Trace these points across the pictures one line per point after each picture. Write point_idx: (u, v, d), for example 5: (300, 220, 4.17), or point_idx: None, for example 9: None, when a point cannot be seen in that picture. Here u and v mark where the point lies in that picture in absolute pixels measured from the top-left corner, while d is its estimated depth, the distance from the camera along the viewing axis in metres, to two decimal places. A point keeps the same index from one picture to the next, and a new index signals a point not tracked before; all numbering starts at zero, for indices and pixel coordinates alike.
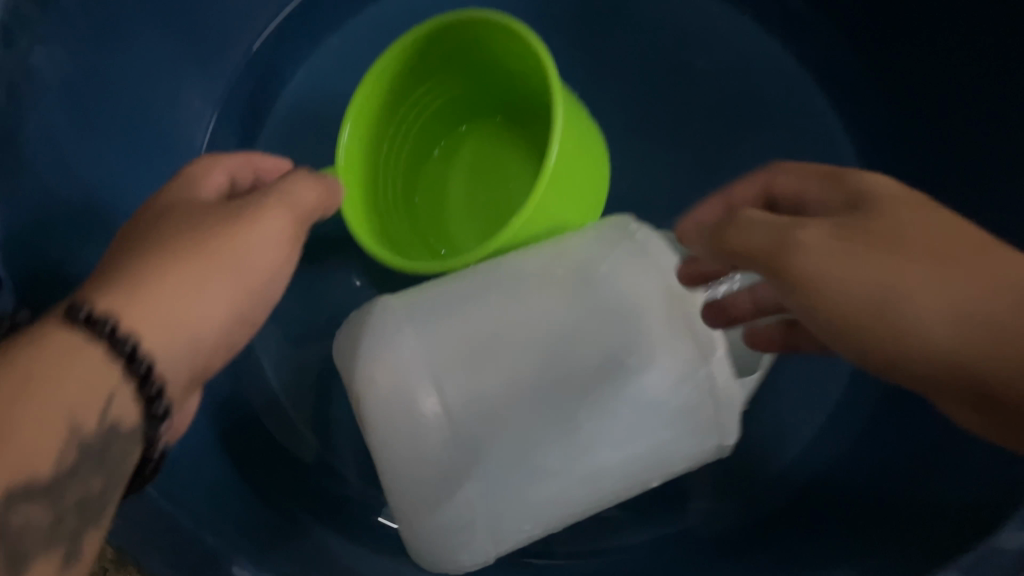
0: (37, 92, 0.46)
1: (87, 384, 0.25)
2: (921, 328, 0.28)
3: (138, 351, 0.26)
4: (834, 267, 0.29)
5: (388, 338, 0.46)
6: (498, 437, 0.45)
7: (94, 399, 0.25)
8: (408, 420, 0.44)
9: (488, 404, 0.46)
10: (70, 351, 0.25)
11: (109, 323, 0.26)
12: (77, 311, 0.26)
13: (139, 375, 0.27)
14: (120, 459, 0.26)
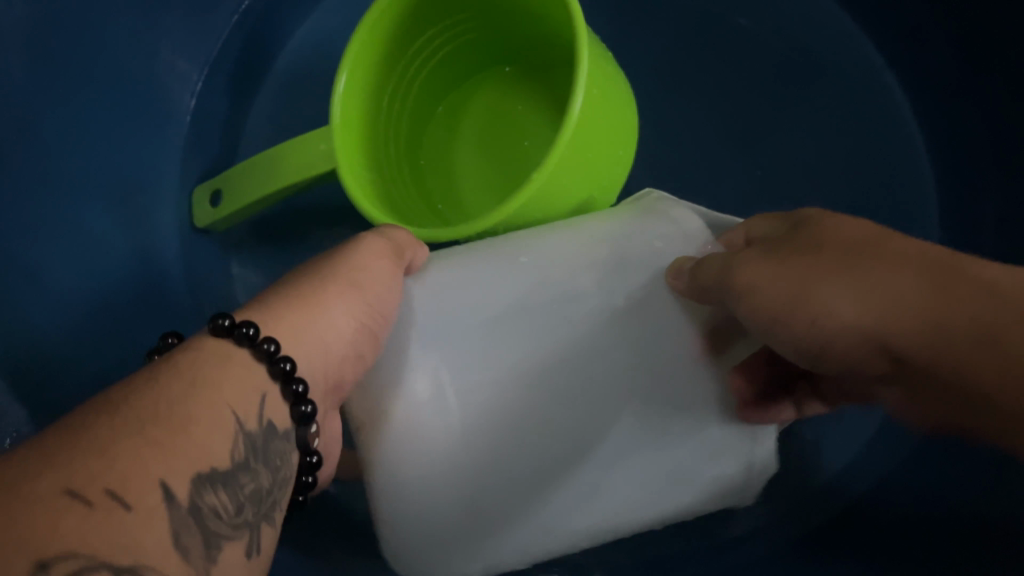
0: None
1: (241, 389, 0.19)
2: (832, 320, 0.23)
3: (287, 362, 0.20)
4: (765, 261, 0.25)
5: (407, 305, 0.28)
6: (485, 453, 0.27)
7: (248, 407, 0.19)
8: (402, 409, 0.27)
9: (478, 387, 0.28)
10: (220, 362, 0.19)
11: (260, 329, 0.20)
12: (221, 324, 0.20)
13: (290, 394, 0.20)
14: (274, 488, 0.19)
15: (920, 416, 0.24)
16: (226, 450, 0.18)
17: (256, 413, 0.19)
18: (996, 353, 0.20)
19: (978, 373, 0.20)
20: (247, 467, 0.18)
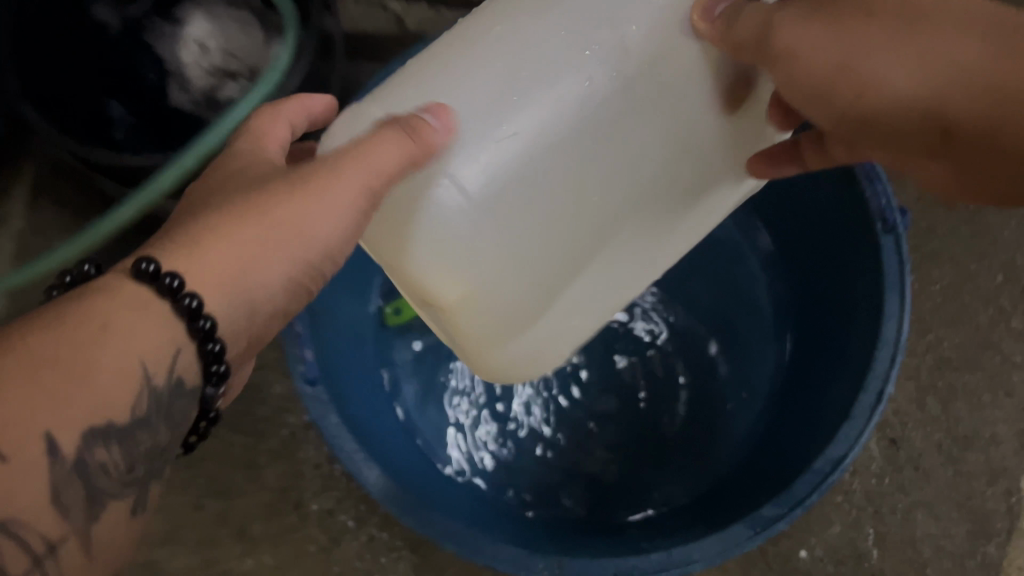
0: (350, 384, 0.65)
1: (162, 330, 0.34)
2: (883, 74, 0.43)
3: (196, 301, 0.34)
4: (802, 13, 0.44)
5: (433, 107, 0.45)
6: (531, 201, 0.46)
7: (164, 363, 0.34)
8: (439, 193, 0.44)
9: (512, 169, 0.45)
10: (138, 302, 0.34)
11: (176, 276, 0.34)
12: (138, 262, 0.34)
13: (203, 332, 0.35)
14: (180, 418, 0.35)
15: (946, 164, 0.45)
16: (128, 394, 0.32)
17: (157, 360, 0.33)
18: (985, 104, 0.40)
19: (976, 110, 0.41)
20: (154, 415, 0.33)
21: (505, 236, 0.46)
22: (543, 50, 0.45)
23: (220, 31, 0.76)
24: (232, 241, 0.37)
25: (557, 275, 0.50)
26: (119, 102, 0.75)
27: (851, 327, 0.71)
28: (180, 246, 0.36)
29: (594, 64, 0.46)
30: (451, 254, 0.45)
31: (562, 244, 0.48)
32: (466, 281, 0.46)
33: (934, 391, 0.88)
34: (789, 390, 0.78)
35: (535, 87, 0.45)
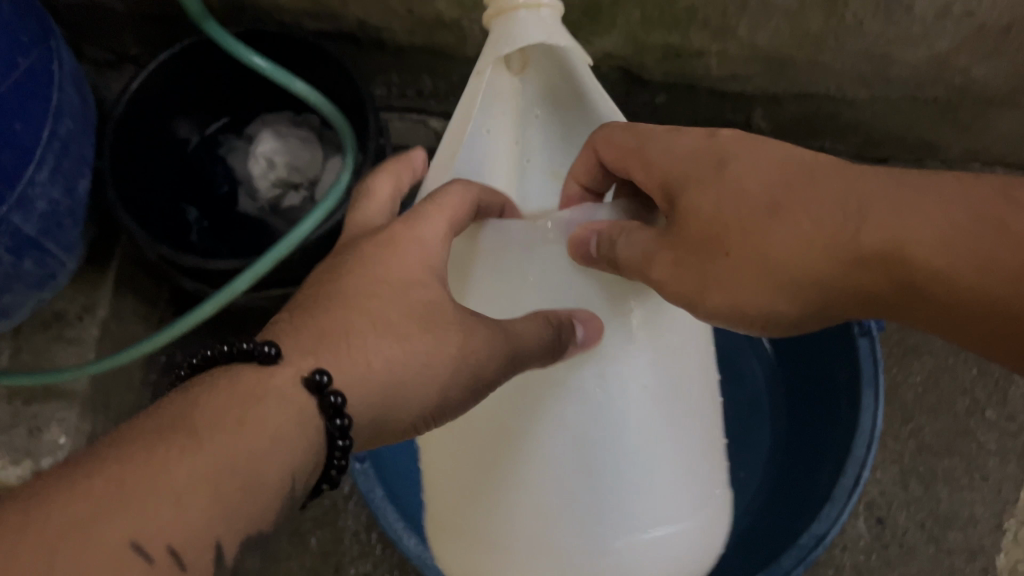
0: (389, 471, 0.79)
1: (307, 446, 0.41)
2: (773, 306, 0.53)
3: (346, 421, 0.43)
4: (691, 262, 0.54)
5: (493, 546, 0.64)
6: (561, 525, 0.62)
7: (306, 476, 0.40)
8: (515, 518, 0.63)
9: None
10: (302, 408, 0.42)
11: (340, 395, 0.42)
12: (314, 373, 0.43)
13: (342, 451, 0.43)
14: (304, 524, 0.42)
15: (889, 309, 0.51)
16: (276, 506, 0.38)
17: (305, 473, 0.40)
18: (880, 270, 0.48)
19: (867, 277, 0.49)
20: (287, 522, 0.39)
21: (615, 541, 0.62)
22: (520, 498, 0.62)
23: (284, 149, 0.96)
24: (383, 368, 0.47)
25: (684, 501, 0.63)
26: (197, 210, 0.96)
27: (835, 420, 0.80)
28: (349, 357, 0.46)
29: (540, 480, 0.61)
30: (618, 558, 0.62)
31: (652, 497, 0.62)
32: (658, 560, 0.63)
33: (917, 474, 0.95)
34: (784, 467, 0.87)
35: (537, 543, 0.62)
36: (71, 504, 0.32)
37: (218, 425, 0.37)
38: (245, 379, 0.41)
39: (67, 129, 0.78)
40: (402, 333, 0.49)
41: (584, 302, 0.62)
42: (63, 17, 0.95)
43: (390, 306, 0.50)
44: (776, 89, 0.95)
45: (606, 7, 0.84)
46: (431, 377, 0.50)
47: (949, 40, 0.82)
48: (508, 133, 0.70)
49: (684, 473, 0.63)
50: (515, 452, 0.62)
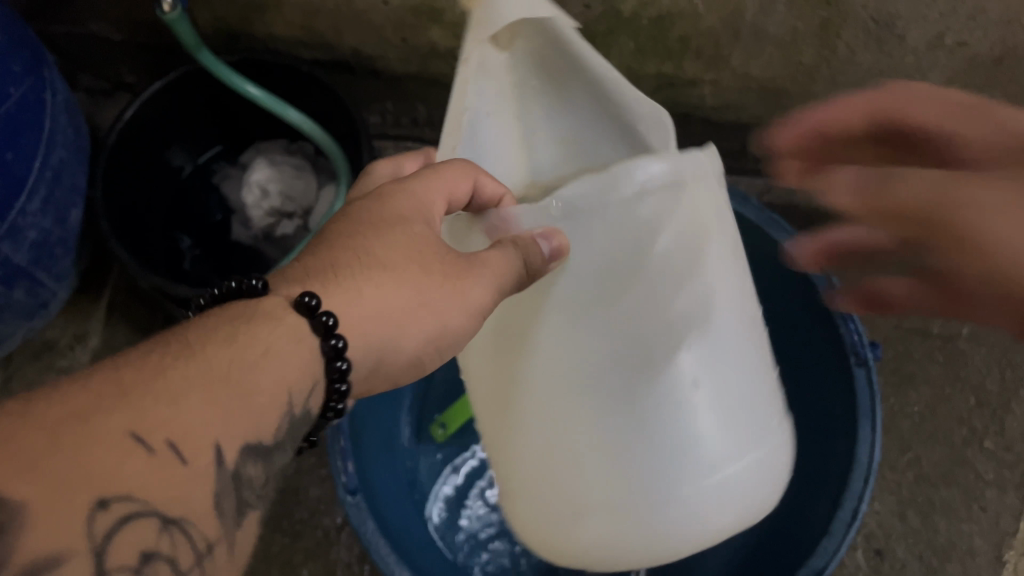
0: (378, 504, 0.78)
1: (308, 365, 0.39)
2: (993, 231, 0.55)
3: (342, 342, 0.41)
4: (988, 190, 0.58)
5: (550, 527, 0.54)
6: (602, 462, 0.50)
7: (304, 396, 0.39)
8: (545, 489, 0.53)
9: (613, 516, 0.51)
10: (296, 332, 0.39)
11: (332, 315, 0.40)
12: (302, 296, 0.40)
13: (338, 373, 0.41)
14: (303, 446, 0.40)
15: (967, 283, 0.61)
16: (277, 416, 0.36)
17: (302, 391, 0.38)
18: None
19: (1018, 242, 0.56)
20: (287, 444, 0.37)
21: (683, 478, 0.49)
22: (553, 447, 0.51)
23: (278, 177, 0.96)
24: (387, 304, 0.45)
25: (746, 410, 0.51)
26: (191, 237, 0.96)
27: (832, 450, 0.79)
28: (341, 294, 0.43)
29: (575, 417, 0.49)
30: (694, 497, 0.50)
31: (711, 414, 0.49)
32: (738, 491, 0.51)
33: (915, 504, 0.94)
34: (780, 498, 0.86)
35: (595, 499, 0.51)
36: (75, 397, 0.30)
37: (217, 338, 0.36)
38: (248, 310, 0.40)
39: (58, 158, 0.78)
40: (398, 269, 0.46)
41: (585, 230, 0.46)
42: (59, 46, 0.96)
43: (387, 239, 0.47)
44: (771, 118, 0.96)
45: (601, 37, 0.85)
46: (434, 318, 0.47)
47: (940, 71, 0.83)
48: (507, 95, 0.60)
49: (740, 376, 0.50)
50: (531, 390, 0.50)
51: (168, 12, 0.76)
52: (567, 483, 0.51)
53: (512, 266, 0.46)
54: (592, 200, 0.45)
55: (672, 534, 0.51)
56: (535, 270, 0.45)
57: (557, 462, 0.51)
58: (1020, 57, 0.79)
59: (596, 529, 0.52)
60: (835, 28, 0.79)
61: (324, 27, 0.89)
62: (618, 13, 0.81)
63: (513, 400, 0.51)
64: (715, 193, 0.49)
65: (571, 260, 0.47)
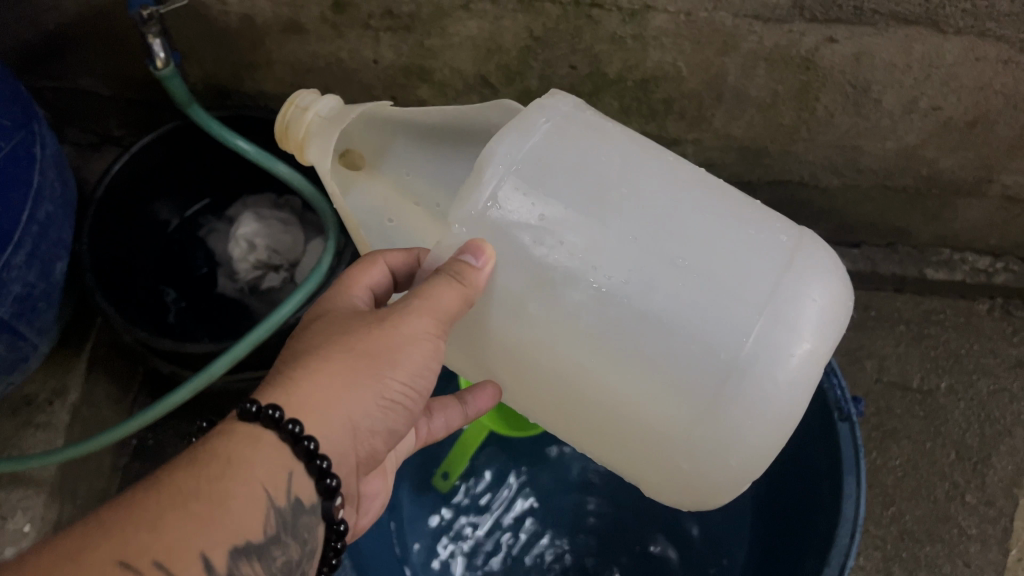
0: None
1: (274, 458, 0.46)
2: None
3: (298, 426, 0.46)
4: None
5: (707, 457, 0.54)
6: (678, 365, 0.53)
7: (282, 487, 0.46)
8: (675, 428, 0.54)
9: (740, 392, 0.52)
10: (253, 435, 0.46)
11: (276, 408, 0.46)
12: (245, 405, 0.47)
13: (308, 452, 0.47)
14: (306, 528, 0.48)
15: None
16: (260, 515, 0.44)
17: (275, 486, 0.45)
18: None
19: None
20: (279, 533, 0.45)
21: (732, 340, 0.52)
22: (623, 394, 0.54)
23: (265, 231, 0.95)
24: (329, 378, 0.49)
25: (747, 253, 0.54)
26: (176, 290, 0.96)
27: (818, 507, 0.80)
28: (281, 389, 0.48)
29: (607, 359, 0.54)
30: (759, 347, 0.52)
31: (704, 276, 0.53)
32: (803, 312, 0.53)
33: (900, 560, 0.94)
34: (768, 557, 0.86)
35: (687, 412, 0.53)
36: (69, 543, 0.38)
37: (182, 461, 0.43)
38: (213, 432, 0.47)
39: (45, 212, 0.78)
40: (332, 346, 0.50)
41: (505, 213, 0.54)
42: (47, 101, 0.96)
43: (324, 329, 0.52)
44: (751, 177, 0.97)
45: (586, 98, 0.87)
46: (385, 368, 0.50)
47: (915, 133, 0.85)
48: (391, 191, 0.64)
49: (717, 231, 0.55)
50: (564, 368, 0.55)
51: (161, 68, 0.77)
52: (680, 403, 0.53)
53: (445, 289, 0.50)
54: (486, 199, 0.54)
55: (779, 376, 0.52)
56: (469, 277, 0.50)
57: (658, 398, 0.54)
58: (993, 120, 0.82)
59: (713, 436, 0.53)
60: (814, 91, 0.81)
61: (313, 85, 0.91)
62: (603, 74, 0.83)
63: (567, 387, 0.56)
64: (583, 121, 0.59)
65: (516, 236, 0.54)
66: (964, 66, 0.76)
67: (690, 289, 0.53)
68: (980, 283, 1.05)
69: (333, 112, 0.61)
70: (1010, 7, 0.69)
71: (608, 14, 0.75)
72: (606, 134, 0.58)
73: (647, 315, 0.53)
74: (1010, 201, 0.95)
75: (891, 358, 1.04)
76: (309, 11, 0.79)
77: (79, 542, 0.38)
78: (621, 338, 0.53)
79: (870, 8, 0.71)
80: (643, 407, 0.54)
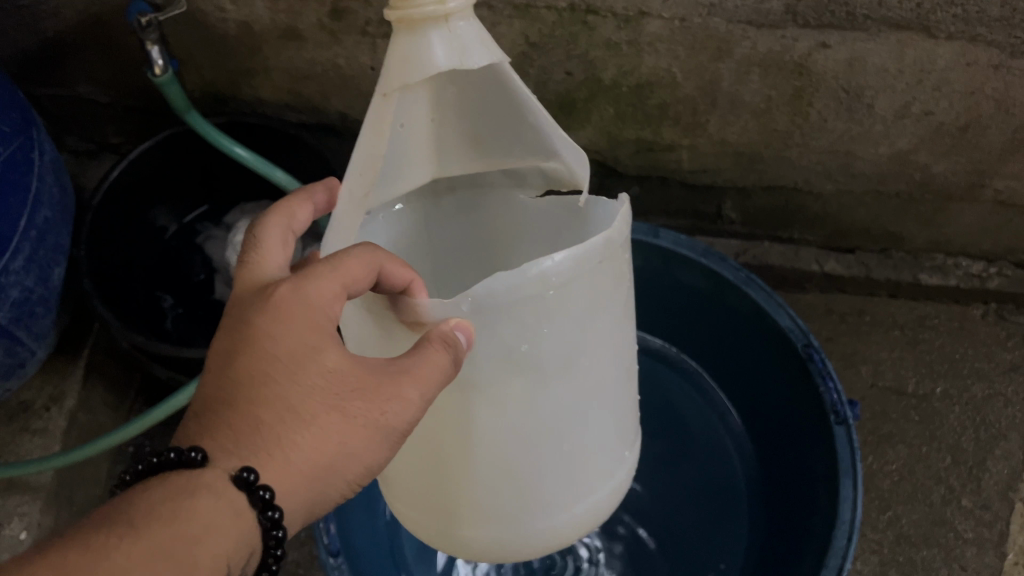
0: (354, 563, 0.77)
1: (241, 541, 0.40)
2: None
3: (279, 513, 0.40)
4: None
5: (465, 553, 0.60)
6: (523, 510, 0.55)
7: (239, 568, 0.40)
8: (469, 538, 0.57)
9: (539, 543, 0.58)
10: (232, 510, 0.39)
11: (269, 489, 0.40)
12: (241, 474, 0.39)
13: (276, 539, 0.41)
14: None
15: None
16: None
17: (238, 564, 0.40)
18: None
19: None
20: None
21: (565, 510, 0.57)
22: (467, 499, 0.54)
23: None
24: (305, 464, 0.41)
25: (625, 435, 0.59)
26: (173, 296, 0.95)
27: (815, 509, 0.80)
28: (263, 460, 0.41)
29: (477, 475, 0.53)
30: (575, 518, 0.58)
31: (597, 453, 0.55)
32: (610, 500, 0.60)
33: (896, 565, 0.94)
34: (766, 560, 0.85)
35: (500, 535, 0.57)
36: None
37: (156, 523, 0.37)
38: (194, 485, 0.39)
39: (44, 218, 0.78)
40: (307, 429, 0.41)
41: (488, 327, 0.46)
42: (46, 108, 0.97)
43: (303, 390, 0.42)
44: (746, 182, 0.98)
45: (581, 103, 0.87)
46: (357, 462, 0.43)
47: (907, 138, 0.86)
48: (421, 118, 0.52)
49: (619, 406, 0.56)
50: (450, 463, 0.52)
51: (159, 74, 0.77)
52: (493, 529, 0.56)
53: (442, 375, 0.43)
54: (496, 305, 0.45)
55: (568, 538, 0.60)
56: (458, 360, 0.43)
57: (481, 516, 0.56)
58: (985, 125, 0.83)
59: (497, 551, 0.58)
60: (807, 96, 0.82)
61: (310, 91, 0.91)
62: (599, 80, 0.84)
63: (428, 461, 0.53)
64: (621, 258, 0.50)
65: (480, 352, 0.47)
66: (956, 71, 0.76)
67: (578, 462, 0.54)
68: (974, 288, 1.05)
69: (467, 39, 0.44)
70: (1000, 12, 0.70)
71: (603, 20, 0.76)
72: (622, 273, 0.51)
73: (539, 465, 0.53)
74: (1002, 206, 0.95)
75: (886, 362, 1.04)
76: (307, 18, 0.80)
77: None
78: (501, 466, 0.52)
79: (861, 14, 0.72)
80: (464, 514, 0.56)
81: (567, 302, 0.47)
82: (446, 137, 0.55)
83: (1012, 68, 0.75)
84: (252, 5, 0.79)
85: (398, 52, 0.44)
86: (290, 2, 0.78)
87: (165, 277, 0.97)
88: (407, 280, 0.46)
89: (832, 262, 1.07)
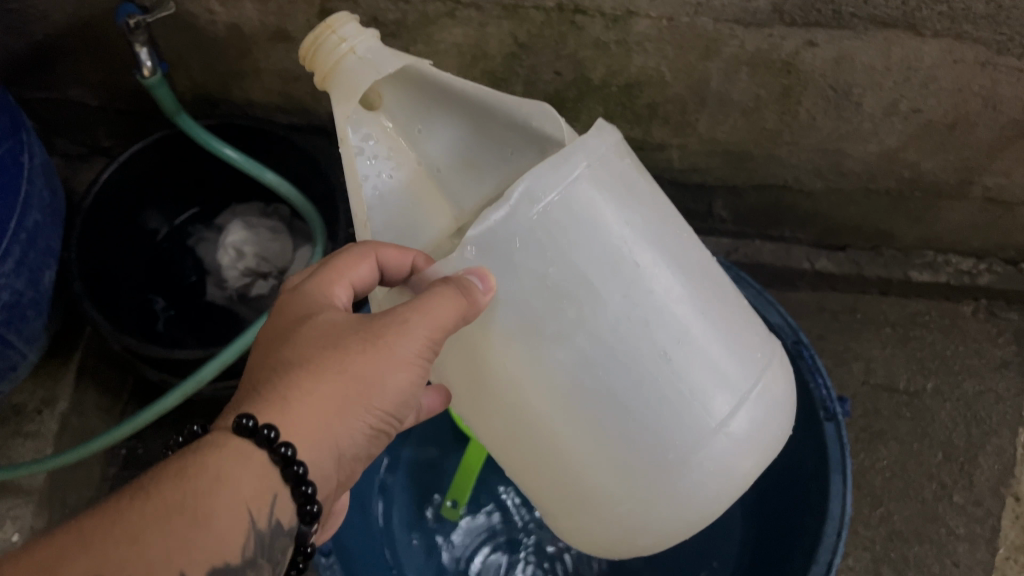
0: (347, 561, 0.78)
1: (260, 480, 0.45)
2: None
3: (290, 449, 0.45)
4: None
5: (631, 528, 0.59)
6: (633, 449, 0.56)
7: (265, 508, 0.45)
8: (611, 499, 0.58)
9: (683, 485, 0.56)
10: (242, 453, 0.44)
11: (272, 428, 0.44)
12: (241, 421, 0.44)
13: (297, 476, 0.45)
14: (281, 550, 0.46)
15: None
16: (240, 536, 0.43)
17: (257, 505, 0.44)
18: None
19: None
20: (256, 556, 0.44)
21: (685, 443, 0.55)
22: (578, 455, 0.56)
23: (252, 239, 0.96)
24: (319, 402, 0.47)
25: (733, 350, 0.57)
26: (164, 298, 0.96)
27: (806, 505, 0.80)
28: (273, 405, 0.46)
29: (573, 422, 0.55)
30: (709, 450, 0.56)
31: (689, 371, 0.55)
32: (747, 433, 0.57)
33: (889, 561, 0.95)
34: (758, 560, 0.86)
35: (630, 488, 0.57)
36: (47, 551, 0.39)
37: (168, 475, 0.42)
38: (205, 444, 0.45)
39: (33, 220, 0.78)
40: (319, 363, 0.47)
41: (507, 260, 0.51)
42: (36, 112, 0.97)
43: (311, 340, 0.49)
44: (737, 181, 0.98)
45: (571, 103, 0.87)
46: (375, 388, 0.48)
47: (896, 136, 0.86)
48: (399, 145, 0.60)
49: (699, 317, 0.56)
50: (531, 412, 0.55)
51: (148, 76, 0.77)
52: (620, 483, 0.57)
53: (452, 302, 0.48)
54: (499, 234, 0.51)
55: (722, 475, 0.57)
56: (468, 290, 0.49)
57: (601, 470, 0.57)
58: (973, 122, 0.83)
59: (643, 511, 0.58)
60: (796, 95, 0.82)
61: (300, 92, 0.91)
62: (588, 80, 0.84)
63: (520, 430, 0.57)
64: (615, 169, 0.55)
65: (506, 286, 0.52)
66: (942, 68, 0.77)
67: (667, 381, 0.54)
68: (964, 285, 1.06)
69: (373, 54, 0.53)
70: (986, 9, 0.70)
71: (591, 20, 0.76)
72: (628, 184, 0.56)
73: (623, 396, 0.54)
74: (991, 203, 0.96)
75: (878, 359, 1.05)
76: (296, 19, 0.80)
77: (56, 550, 0.38)
78: (587, 408, 0.54)
79: (848, 12, 0.72)
80: (587, 473, 0.57)
81: (569, 214, 0.52)
82: (447, 175, 0.62)
83: (999, 65, 0.76)
84: (241, 7, 0.79)
85: (340, 95, 0.52)
86: (278, 4, 0.78)
87: (156, 279, 0.97)
88: (409, 261, 0.54)
89: (823, 260, 1.08)
